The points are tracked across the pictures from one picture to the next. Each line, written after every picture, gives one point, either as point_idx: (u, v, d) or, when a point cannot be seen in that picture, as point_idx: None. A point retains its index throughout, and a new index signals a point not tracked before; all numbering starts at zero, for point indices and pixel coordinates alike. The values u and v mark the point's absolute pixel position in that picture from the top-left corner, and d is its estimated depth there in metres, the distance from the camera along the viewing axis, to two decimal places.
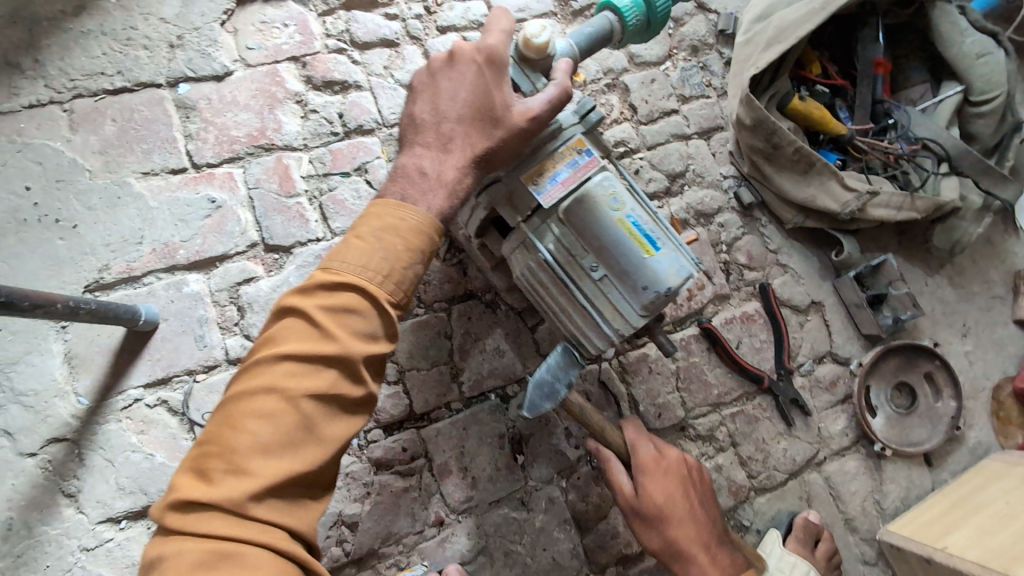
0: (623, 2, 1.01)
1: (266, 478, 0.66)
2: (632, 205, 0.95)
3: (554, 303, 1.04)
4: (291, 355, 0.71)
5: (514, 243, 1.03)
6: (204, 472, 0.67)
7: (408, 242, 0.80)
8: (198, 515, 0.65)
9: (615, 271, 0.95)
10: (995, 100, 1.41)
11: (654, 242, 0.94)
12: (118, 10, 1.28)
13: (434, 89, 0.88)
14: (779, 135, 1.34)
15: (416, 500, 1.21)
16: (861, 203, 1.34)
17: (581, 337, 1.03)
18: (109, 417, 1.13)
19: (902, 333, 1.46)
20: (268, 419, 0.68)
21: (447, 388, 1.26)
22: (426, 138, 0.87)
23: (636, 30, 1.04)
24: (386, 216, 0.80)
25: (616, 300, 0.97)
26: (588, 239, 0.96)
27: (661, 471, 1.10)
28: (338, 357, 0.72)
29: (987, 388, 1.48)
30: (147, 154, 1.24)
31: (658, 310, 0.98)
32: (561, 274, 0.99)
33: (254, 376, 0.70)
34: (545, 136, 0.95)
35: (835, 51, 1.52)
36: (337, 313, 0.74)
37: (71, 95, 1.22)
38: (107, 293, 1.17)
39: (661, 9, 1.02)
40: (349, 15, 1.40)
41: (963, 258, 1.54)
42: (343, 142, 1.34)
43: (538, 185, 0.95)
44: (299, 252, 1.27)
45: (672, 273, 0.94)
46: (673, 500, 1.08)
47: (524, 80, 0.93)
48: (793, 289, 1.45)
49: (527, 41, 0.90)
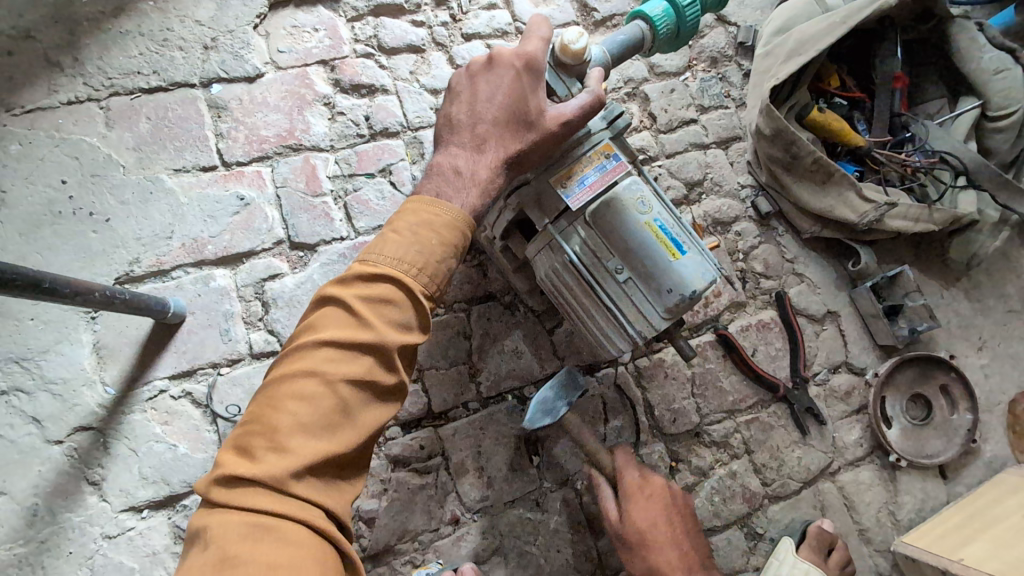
0: (655, 11, 1.04)
1: (305, 457, 0.68)
2: (659, 209, 0.98)
3: (579, 304, 1.05)
4: (332, 341, 0.73)
5: (539, 244, 1.05)
6: (246, 449, 0.69)
7: (443, 237, 0.82)
8: (243, 490, 0.66)
9: (641, 273, 0.97)
10: (1013, 116, 1.42)
11: (680, 246, 0.96)
12: (155, 12, 1.32)
13: (470, 91, 0.91)
14: (798, 145, 1.36)
15: (433, 498, 1.22)
16: (879, 213, 1.35)
17: (604, 337, 1.05)
18: (134, 407, 1.15)
19: (917, 345, 1.47)
20: (306, 401, 0.70)
21: (465, 387, 1.28)
22: (458, 137, 0.89)
23: (666, 38, 1.06)
24: (421, 211, 0.82)
25: (641, 303, 0.98)
26: (615, 241, 0.97)
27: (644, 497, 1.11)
28: (374, 345, 0.74)
29: (1002, 402, 1.48)
30: (180, 151, 1.27)
31: (681, 313, 0.99)
32: (587, 275, 1.00)
33: (296, 360, 0.72)
34: (575, 141, 0.98)
35: (853, 65, 1.54)
36: (375, 304, 0.76)
37: (108, 93, 1.25)
38: (137, 285, 1.19)
39: (690, 19, 1.05)
40: (377, 22, 1.44)
41: (979, 272, 1.54)
42: (368, 144, 1.37)
43: (566, 188, 0.97)
44: (323, 250, 1.29)
45: (698, 276, 0.96)
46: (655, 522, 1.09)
47: (560, 85, 0.96)
48: (808, 299, 1.46)
49: (564, 47, 0.93)
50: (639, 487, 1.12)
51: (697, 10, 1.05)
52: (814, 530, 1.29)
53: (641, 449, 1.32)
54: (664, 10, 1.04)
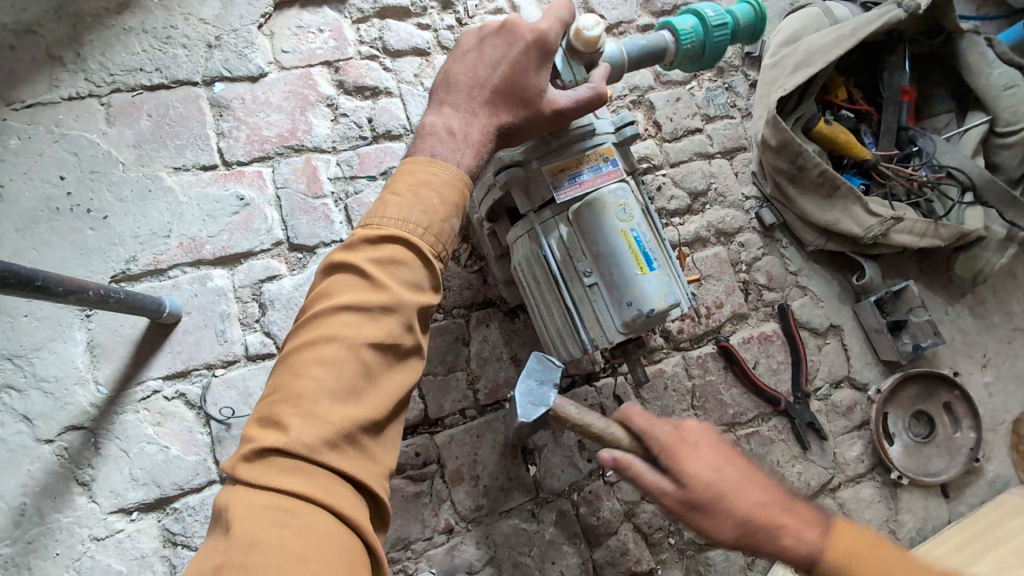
0: (683, 24, 0.96)
1: (335, 421, 0.67)
2: (640, 221, 0.93)
3: (542, 298, 1.02)
4: (349, 305, 0.72)
5: (521, 231, 1.03)
6: (272, 420, 0.67)
7: (445, 198, 0.81)
8: (272, 463, 0.64)
9: (606, 281, 0.92)
10: (1023, 131, 1.40)
11: (649, 261, 0.91)
12: (160, 10, 1.31)
13: (477, 53, 0.90)
14: (804, 157, 1.33)
15: (427, 506, 1.20)
16: (884, 228, 1.32)
17: (559, 339, 1.01)
18: (126, 407, 1.14)
19: (921, 361, 1.45)
20: (329, 365, 0.69)
21: (463, 394, 1.27)
22: (455, 97, 0.88)
23: (687, 56, 0.98)
24: (422, 175, 0.81)
25: (600, 311, 0.94)
26: (587, 244, 0.93)
27: (706, 505, 0.81)
28: (393, 303, 0.73)
29: (1006, 420, 1.46)
30: (181, 149, 1.26)
31: (640, 331, 0.93)
32: (555, 272, 0.97)
33: (315, 326, 0.72)
34: (576, 135, 0.96)
35: (861, 77, 1.52)
36: (385, 264, 0.75)
37: (110, 90, 1.25)
38: (133, 284, 1.18)
39: (717, 40, 0.97)
40: (383, 24, 1.43)
41: (985, 288, 1.52)
42: (371, 147, 1.36)
43: (557, 179, 0.95)
44: (322, 252, 1.28)
45: (660, 296, 0.89)
46: (743, 517, 0.80)
47: (565, 68, 0.92)
48: (811, 312, 1.44)
49: (578, 31, 0.89)
50: (690, 498, 0.81)
51: (727, 34, 0.96)
52: None
53: None
54: (693, 26, 0.97)
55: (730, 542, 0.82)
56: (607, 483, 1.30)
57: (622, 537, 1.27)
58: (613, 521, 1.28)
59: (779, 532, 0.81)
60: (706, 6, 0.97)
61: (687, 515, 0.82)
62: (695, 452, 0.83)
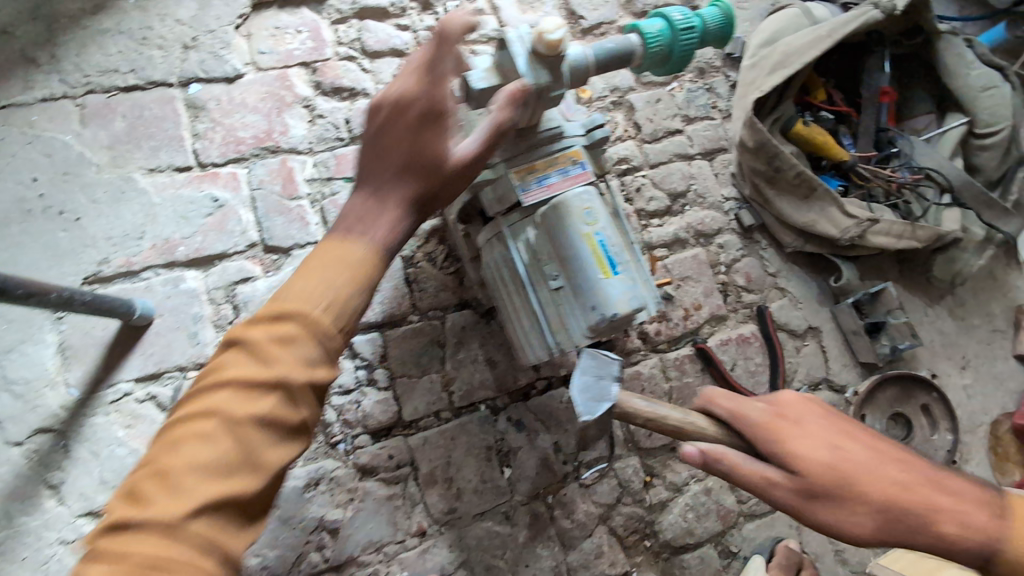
0: (650, 27, 0.92)
1: (193, 499, 0.66)
2: (605, 224, 0.92)
3: (509, 301, 1.02)
4: (235, 380, 0.72)
5: (488, 234, 1.02)
6: (141, 490, 0.68)
7: (354, 272, 0.79)
8: (131, 534, 0.65)
9: (571, 285, 0.92)
10: (1000, 133, 1.40)
11: (613, 265, 0.90)
12: (135, 10, 1.30)
13: (373, 132, 0.85)
14: (780, 159, 1.33)
15: (401, 509, 1.22)
16: (861, 229, 1.33)
17: (527, 342, 1.02)
18: (97, 410, 1.14)
19: (899, 363, 1.45)
20: (206, 441, 0.69)
21: (437, 397, 1.28)
22: (363, 184, 0.85)
23: (655, 59, 0.94)
24: (340, 251, 0.79)
25: (566, 314, 0.94)
26: (553, 248, 0.93)
27: (825, 500, 0.83)
28: (274, 383, 0.72)
29: (984, 423, 1.46)
30: (155, 151, 1.25)
31: (606, 334, 0.93)
32: (522, 276, 0.97)
33: (201, 399, 0.72)
34: (544, 137, 0.96)
35: (842, 79, 1.52)
36: (276, 342, 0.74)
37: (84, 91, 1.24)
38: (106, 286, 1.18)
39: (685, 44, 0.93)
40: (361, 24, 1.43)
41: (964, 290, 1.52)
42: (348, 148, 1.36)
43: (524, 181, 0.93)
44: (297, 254, 1.28)
45: (623, 300, 0.89)
46: (864, 509, 0.83)
47: (528, 71, 0.84)
48: (790, 314, 1.44)
49: (539, 36, 0.82)
50: (807, 487, 0.83)
51: (695, 38, 0.93)
52: (783, 549, 1.30)
53: (615, 463, 1.33)
54: (660, 30, 0.93)
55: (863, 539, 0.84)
56: (581, 485, 1.31)
57: (595, 539, 1.28)
58: (587, 523, 1.29)
59: (912, 520, 0.82)
60: (674, 10, 0.93)
61: (807, 513, 0.84)
62: (800, 439, 0.85)
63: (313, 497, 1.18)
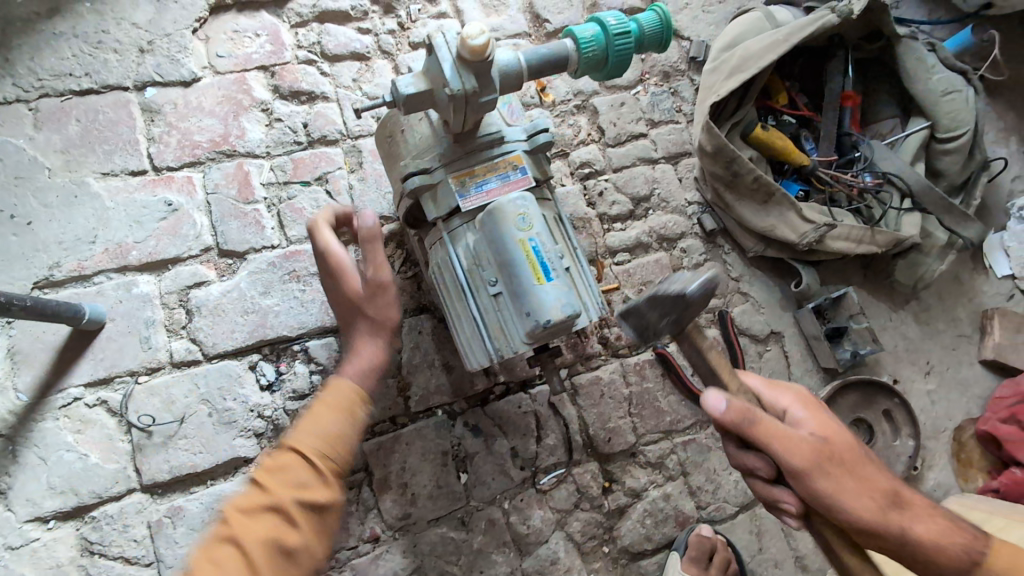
0: (584, 32, 0.96)
1: None
2: (540, 230, 0.92)
3: (450, 307, 1.01)
4: (242, 507, 0.77)
5: (432, 239, 1.03)
6: None
7: (341, 402, 0.86)
8: None
9: (508, 290, 0.92)
10: (962, 137, 1.40)
11: (547, 271, 0.91)
12: (91, 14, 1.30)
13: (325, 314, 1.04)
14: (738, 163, 1.33)
15: (353, 515, 1.21)
16: (819, 233, 1.32)
17: (466, 348, 1.01)
18: (46, 415, 1.13)
19: (862, 368, 1.44)
20: (218, 565, 0.73)
21: (393, 402, 1.27)
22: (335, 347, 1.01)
23: (591, 64, 0.98)
24: (337, 396, 0.86)
25: (504, 320, 0.94)
26: (490, 253, 0.94)
27: (846, 470, 0.86)
28: (271, 507, 0.77)
29: (948, 428, 1.45)
30: (109, 155, 1.25)
31: (543, 341, 0.93)
32: (462, 282, 0.97)
33: (215, 528, 0.77)
34: (484, 142, 0.97)
35: (806, 83, 1.52)
36: (272, 473, 0.79)
37: (37, 95, 1.24)
38: (57, 290, 1.18)
39: (619, 49, 0.98)
40: (321, 28, 1.42)
41: (929, 295, 1.52)
42: (306, 152, 1.35)
43: (462, 187, 0.95)
44: (252, 258, 1.27)
45: (556, 307, 0.89)
46: (876, 488, 0.87)
47: (453, 78, 0.85)
48: (752, 318, 1.43)
49: (462, 40, 0.82)
50: (831, 451, 0.87)
51: (628, 42, 0.98)
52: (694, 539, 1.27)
53: (573, 468, 1.32)
54: (595, 35, 0.97)
55: (866, 519, 0.85)
56: (539, 491, 1.29)
57: (552, 546, 1.27)
58: (544, 530, 1.28)
59: (911, 513, 0.87)
60: (608, 15, 0.97)
61: (820, 477, 0.85)
62: (830, 417, 0.93)
63: None
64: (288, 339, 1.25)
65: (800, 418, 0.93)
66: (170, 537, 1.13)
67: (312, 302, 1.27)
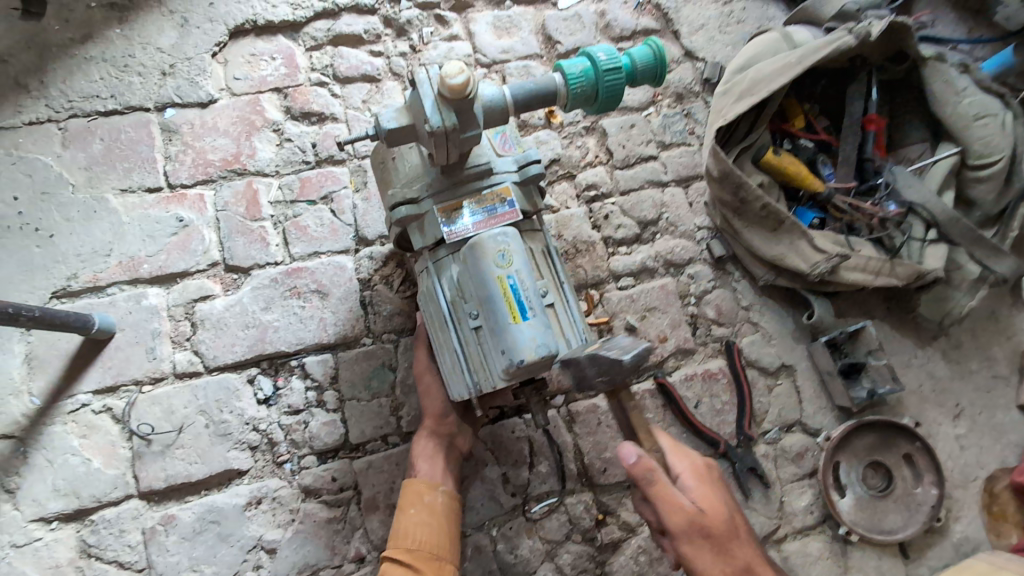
0: (573, 68, 0.95)
1: None
2: (520, 266, 0.92)
3: (435, 337, 1.01)
4: None
5: (420, 267, 1.03)
6: None
7: (417, 503, 1.06)
8: None
9: (487, 325, 0.92)
10: (998, 164, 1.30)
11: (523, 309, 0.90)
12: (120, 39, 1.37)
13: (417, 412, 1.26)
14: (745, 189, 1.27)
15: (340, 533, 1.21)
16: (831, 264, 1.26)
17: (448, 379, 1.00)
18: (55, 419, 1.18)
19: (882, 408, 1.35)
20: None
21: (385, 421, 1.27)
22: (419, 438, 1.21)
23: (581, 98, 0.96)
24: (409, 495, 1.07)
25: (482, 356, 0.93)
26: (472, 286, 0.93)
27: (707, 540, 0.94)
28: None
29: (979, 477, 1.34)
30: (128, 172, 1.31)
31: (520, 379, 0.92)
32: (445, 313, 0.97)
33: None
34: (474, 175, 0.97)
35: (828, 105, 1.47)
36: None
37: (67, 115, 1.32)
38: (73, 300, 1.24)
39: (609, 83, 0.95)
40: (335, 51, 1.46)
41: (961, 332, 1.41)
42: (313, 171, 1.38)
43: (448, 218, 0.95)
44: (256, 274, 1.31)
45: (530, 347, 0.88)
46: (736, 563, 0.94)
47: (432, 114, 0.85)
48: (761, 350, 1.37)
49: (442, 79, 0.82)
50: (697, 523, 0.94)
51: (618, 76, 0.95)
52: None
53: (565, 498, 1.28)
54: (584, 70, 0.95)
55: None
56: (529, 520, 1.26)
57: None
58: (532, 560, 1.24)
59: None
60: (598, 50, 0.96)
61: (685, 542, 0.94)
62: (713, 490, 0.98)
63: (253, 516, 1.19)
64: (286, 354, 1.27)
65: (687, 485, 0.98)
66: (162, 545, 1.16)
67: (311, 318, 1.30)
